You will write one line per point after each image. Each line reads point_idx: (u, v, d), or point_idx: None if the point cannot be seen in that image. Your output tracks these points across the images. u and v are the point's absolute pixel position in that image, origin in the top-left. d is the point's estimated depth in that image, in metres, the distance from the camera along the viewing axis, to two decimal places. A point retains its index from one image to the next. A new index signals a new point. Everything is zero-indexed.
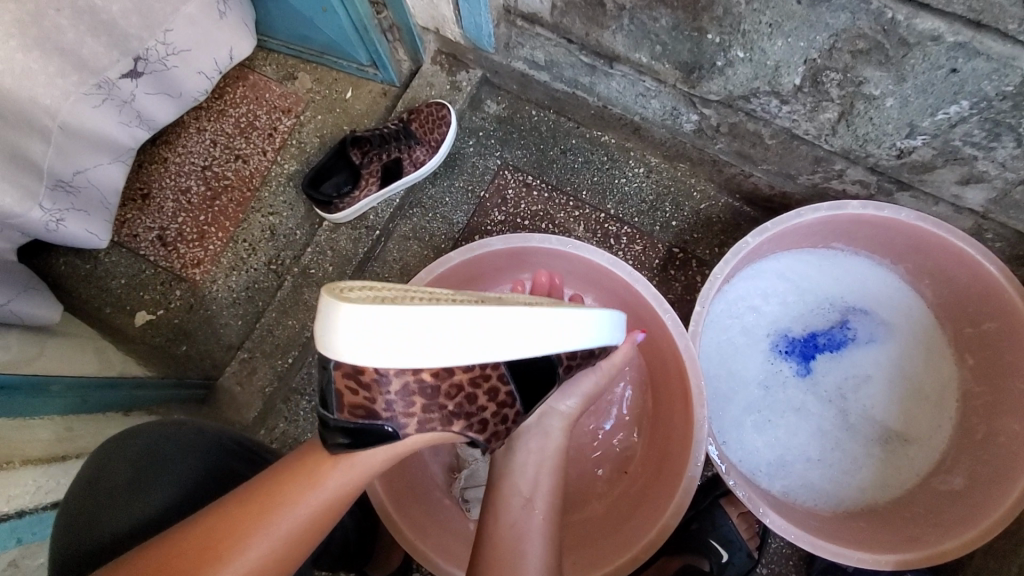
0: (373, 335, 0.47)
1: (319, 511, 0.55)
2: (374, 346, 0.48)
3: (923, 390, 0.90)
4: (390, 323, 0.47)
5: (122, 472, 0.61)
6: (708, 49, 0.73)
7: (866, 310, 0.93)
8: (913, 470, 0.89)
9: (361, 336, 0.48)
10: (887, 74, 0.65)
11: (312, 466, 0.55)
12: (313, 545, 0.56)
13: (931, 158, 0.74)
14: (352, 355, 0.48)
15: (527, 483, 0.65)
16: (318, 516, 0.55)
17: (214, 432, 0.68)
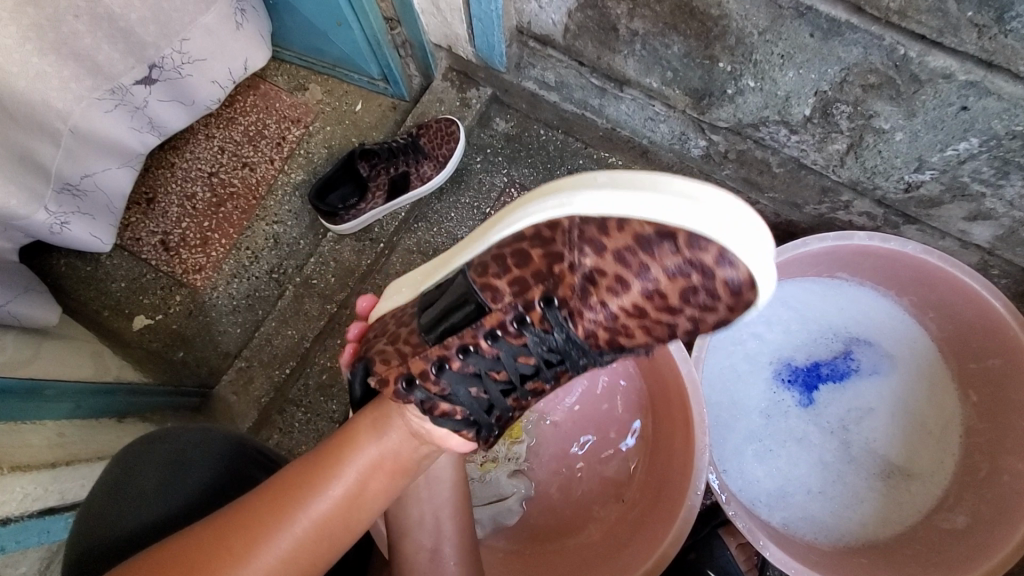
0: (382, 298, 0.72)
1: (343, 512, 0.56)
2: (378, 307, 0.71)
3: (927, 425, 0.90)
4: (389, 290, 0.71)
5: (148, 478, 0.60)
6: (719, 77, 0.73)
7: (870, 342, 0.92)
8: (915, 506, 0.87)
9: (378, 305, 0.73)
10: (898, 108, 0.65)
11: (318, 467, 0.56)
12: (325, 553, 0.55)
13: (939, 194, 0.74)
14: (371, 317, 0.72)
15: (428, 535, 0.70)
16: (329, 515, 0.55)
17: (238, 439, 0.66)
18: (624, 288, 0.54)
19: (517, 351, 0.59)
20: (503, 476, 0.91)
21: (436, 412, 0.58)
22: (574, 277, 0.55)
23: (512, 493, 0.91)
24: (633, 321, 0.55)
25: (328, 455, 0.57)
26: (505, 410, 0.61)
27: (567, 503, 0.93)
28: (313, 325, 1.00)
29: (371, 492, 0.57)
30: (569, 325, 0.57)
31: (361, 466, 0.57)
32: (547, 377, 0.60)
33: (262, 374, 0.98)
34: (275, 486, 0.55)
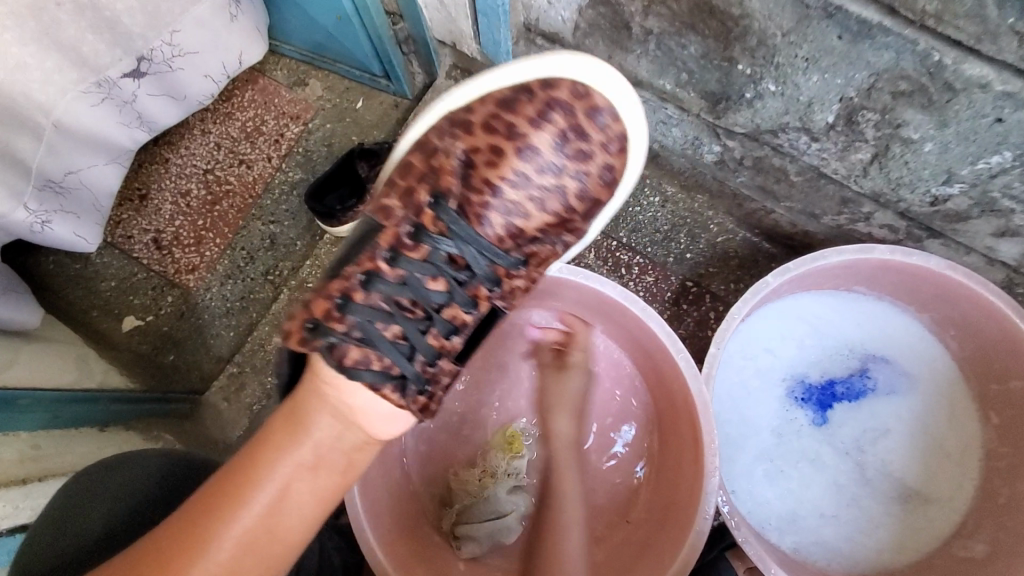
0: None
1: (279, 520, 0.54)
2: None
3: (945, 448, 0.86)
4: None
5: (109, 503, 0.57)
6: (738, 80, 0.69)
7: (887, 360, 0.89)
8: (932, 532, 0.84)
9: None
10: (929, 118, 0.61)
11: (233, 487, 0.53)
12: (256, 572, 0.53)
13: (967, 208, 0.70)
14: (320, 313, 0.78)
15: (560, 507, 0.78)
16: (251, 532, 0.53)
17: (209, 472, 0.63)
18: (505, 153, 0.63)
19: (424, 276, 0.63)
20: (501, 492, 0.86)
21: (350, 352, 0.59)
22: (451, 162, 0.64)
23: (511, 510, 0.85)
24: (522, 192, 0.63)
25: (246, 464, 0.54)
26: (428, 349, 0.62)
27: None
28: None
29: (308, 494, 0.56)
30: (462, 224, 0.63)
31: (292, 468, 0.55)
32: (461, 298, 0.64)
33: (253, 379, 0.96)
34: (186, 513, 0.52)
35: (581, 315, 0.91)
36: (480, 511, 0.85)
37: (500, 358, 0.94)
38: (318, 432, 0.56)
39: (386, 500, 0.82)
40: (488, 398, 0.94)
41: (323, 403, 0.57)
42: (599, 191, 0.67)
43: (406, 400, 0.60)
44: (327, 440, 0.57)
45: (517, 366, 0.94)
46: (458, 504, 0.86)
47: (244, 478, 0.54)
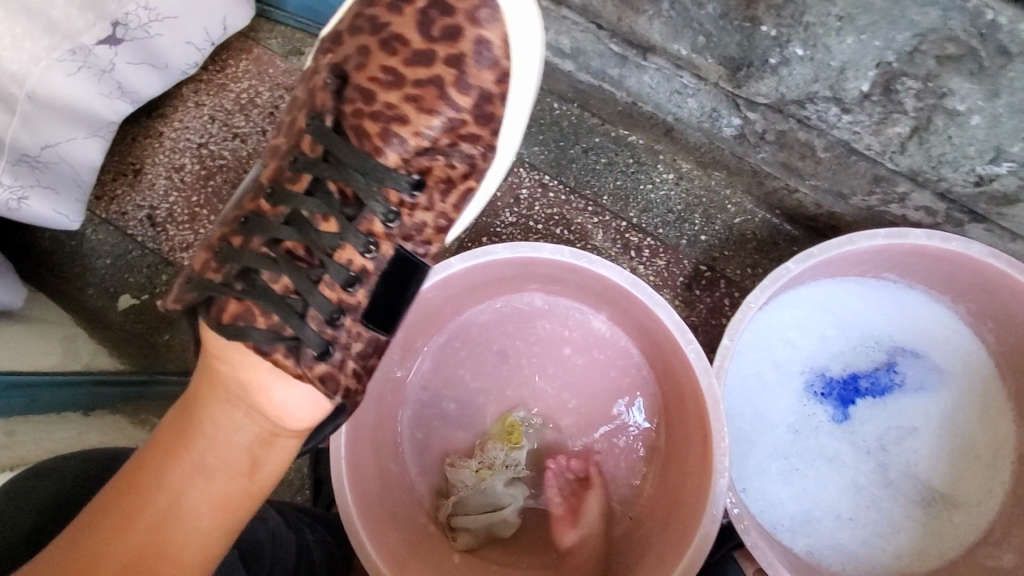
0: None
1: (173, 531, 0.54)
2: None
3: (977, 449, 0.79)
4: None
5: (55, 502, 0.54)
6: (761, 42, 0.62)
7: (918, 354, 0.82)
8: (958, 538, 0.78)
9: None
10: (978, 86, 0.55)
11: (123, 499, 0.53)
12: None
13: (1016, 189, 0.63)
14: None
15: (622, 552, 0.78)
16: (145, 539, 0.53)
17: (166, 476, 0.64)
18: (372, 49, 0.60)
19: (314, 217, 0.62)
20: (500, 484, 0.83)
21: (227, 307, 0.61)
22: (324, 75, 0.62)
23: (509, 503, 0.83)
24: (392, 96, 0.60)
25: (139, 474, 0.55)
26: (321, 299, 0.61)
27: None
28: None
29: (207, 498, 0.56)
30: (341, 150, 0.60)
31: (189, 471, 0.56)
32: (353, 238, 0.61)
33: None
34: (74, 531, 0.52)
35: (585, 300, 0.86)
36: (477, 503, 0.83)
37: (500, 345, 0.90)
38: (211, 428, 0.58)
39: (377, 489, 0.79)
40: (487, 385, 0.90)
41: (215, 400, 0.59)
42: (485, 77, 0.60)
43: (304, 368, 0.60)
44: (221, 438, 0.58)
45: (518, 352, 0.90)
46: (454, 495, 0.84)
47: (136, 487, 0.54)
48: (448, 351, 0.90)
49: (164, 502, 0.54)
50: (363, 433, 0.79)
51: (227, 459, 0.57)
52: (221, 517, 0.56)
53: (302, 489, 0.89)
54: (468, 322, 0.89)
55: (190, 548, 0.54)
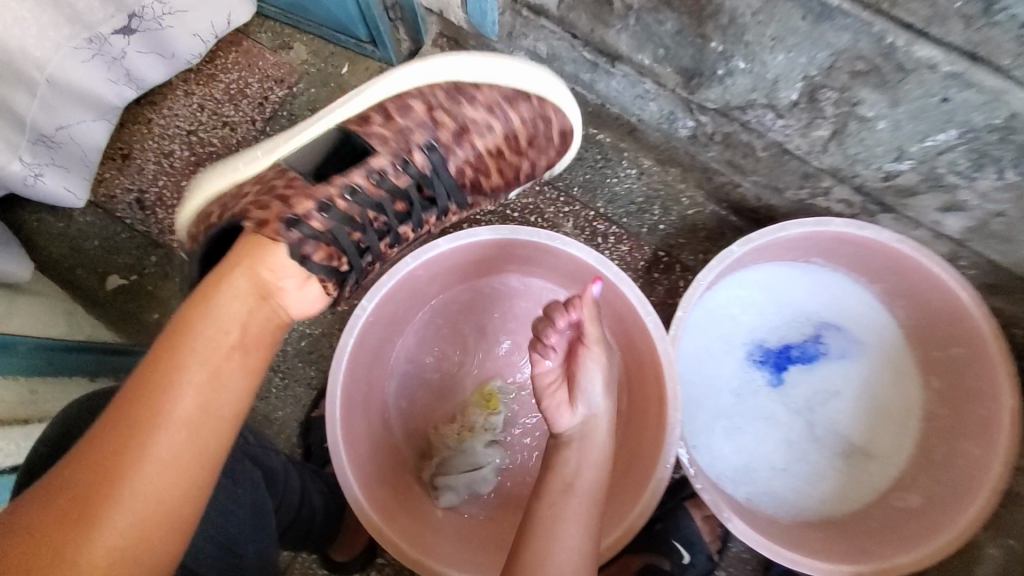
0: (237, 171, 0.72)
1: (185, 401, 0.53)
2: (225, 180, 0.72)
3: (889, 408, 0.93)
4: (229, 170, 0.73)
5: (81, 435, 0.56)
6: (710, 56, 0.73)
7: (840, 327, 0.96)
8: (873, 485, 0.91)
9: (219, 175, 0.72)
10: (882, 97, 0.65)
11: (157, 380, 0.53)
12: (205, 451, 0.53)
13: (916, 183, 0.74)
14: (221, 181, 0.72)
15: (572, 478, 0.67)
16: (191, 411, 0.53)
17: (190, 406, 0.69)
18: (489, 132, 0.77)
19: (395, 199, 0.72)
20: (479, 446, 0.92)
21: (317, 250, 0.64)
22: (451, 121, 0.74)
23: (487, 462, 0.92)
24: (490, 159, 0.79)
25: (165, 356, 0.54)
26: (376, 251, 0.73)
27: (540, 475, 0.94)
28: None
29: (211, 368, 0.55)
30: (446, 171, 0.76)
31: (190, 348, 0.55)
32: (415, 220, 0.76)
33: None
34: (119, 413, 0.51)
35: (557, 280, 0.95)
36: (458, 463, 0.91)
37: (479, 321, 0.99)
38: (233, 306, 0.58)
39: (368, 448, 0.86)
40: (466, 359, 0.98)
41: (235, 280, 0.59)
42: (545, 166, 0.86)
43: (342, 291, 0.70)
44: (244, 314, 0.59)
45: (495, 329, 0.99)
46: (436, 457, 0.92)
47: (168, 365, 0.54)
48: (432, 327, 0.98)
49: (168, 380, 0.53)
50: (355, 397, 0.86)
51: (227, 335, 0.57)
52: (230, 384, 0.56)
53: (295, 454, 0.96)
54: (450, 301, 0.98)
55: (220, 419, 0.55)
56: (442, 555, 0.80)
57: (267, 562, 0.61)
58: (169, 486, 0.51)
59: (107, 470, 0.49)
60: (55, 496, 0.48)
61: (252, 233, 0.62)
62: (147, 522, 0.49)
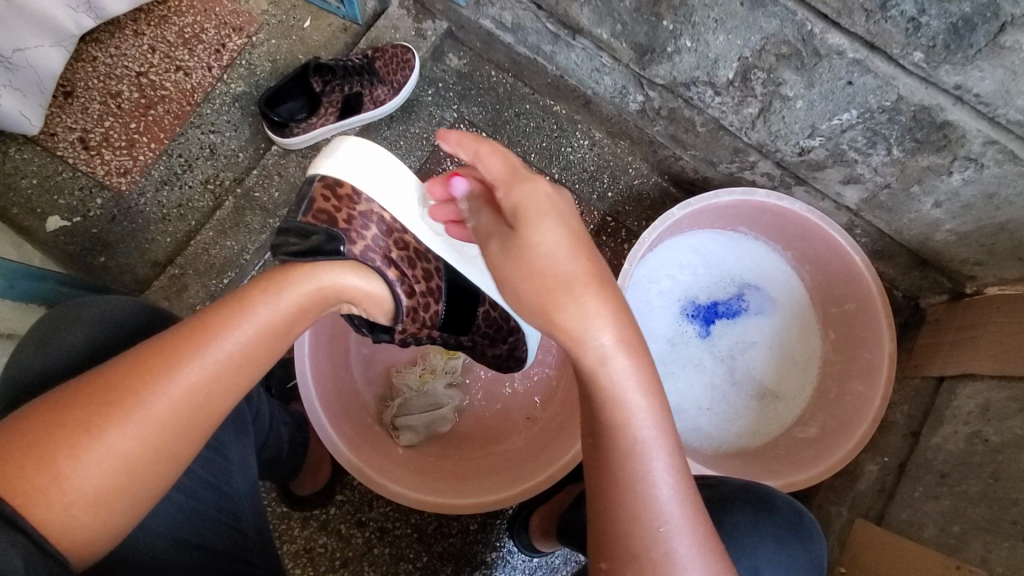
0: (369, 166, 0.66)
1: (222, 351, 0.50)
2: (352, 167, 0.65)
3: (795, 356, 1.08)
4: (376, 161, 0.66)
5: (71, 342, 0.59)
6: (662, 34, 0.82)
7: (759, 287, 1.10)
8: (780, 421, 1.05)
9: (354, 160, 0.66)
10: (801, 78, 0.77)
11: (202, 327, 0.51)
12: (227, 402, 0.52)
13: (824, 159, 0.88)
14: (343, 163, 0.65)
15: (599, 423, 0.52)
16: (227, 365, 0.51)
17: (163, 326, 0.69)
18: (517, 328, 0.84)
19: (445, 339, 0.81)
20: (440, 387, 0.98)
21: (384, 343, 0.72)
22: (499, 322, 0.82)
23: (447, 403, 0.98)
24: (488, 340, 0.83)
25: (216, 313, 0.52)
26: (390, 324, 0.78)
27: (496, 415, 1.03)
28: (253, 238, 0.99)
29: (263, 324, 0.53)
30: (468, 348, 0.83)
31: (248, 298, 0.53)
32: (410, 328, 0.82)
33: (196, 282, 0.97)
34: (154, 349, 0.49)
35: None
36: (419, 407, 0.97)
37: None
38: (290, 294, 0.55)
39: (334, 388, 0.90)
40: None
41: (308, 270, 0.58)
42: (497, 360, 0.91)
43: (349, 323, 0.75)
44: (296, 302, 0.56)
45: None
46: (398, 399, 0.97)
47: (218, 319, 0.51)
48: None
49: (211, 324, 0.51)
50: (321, 340, 0.89)
51: (292, 296, 0.55)
52: (275, 346, 0.54)
53: None
54: None
55: (243, 378, 0.52)
56: (405, 481, 0.85)
57: (245, 467, 0.65)
58: (185, 427, 0.49)
59: (121, 400, 0.47)
60: (50, 413, 0.46)
61: (338, 264, 0.60)
62: (140, 455, 0.47)
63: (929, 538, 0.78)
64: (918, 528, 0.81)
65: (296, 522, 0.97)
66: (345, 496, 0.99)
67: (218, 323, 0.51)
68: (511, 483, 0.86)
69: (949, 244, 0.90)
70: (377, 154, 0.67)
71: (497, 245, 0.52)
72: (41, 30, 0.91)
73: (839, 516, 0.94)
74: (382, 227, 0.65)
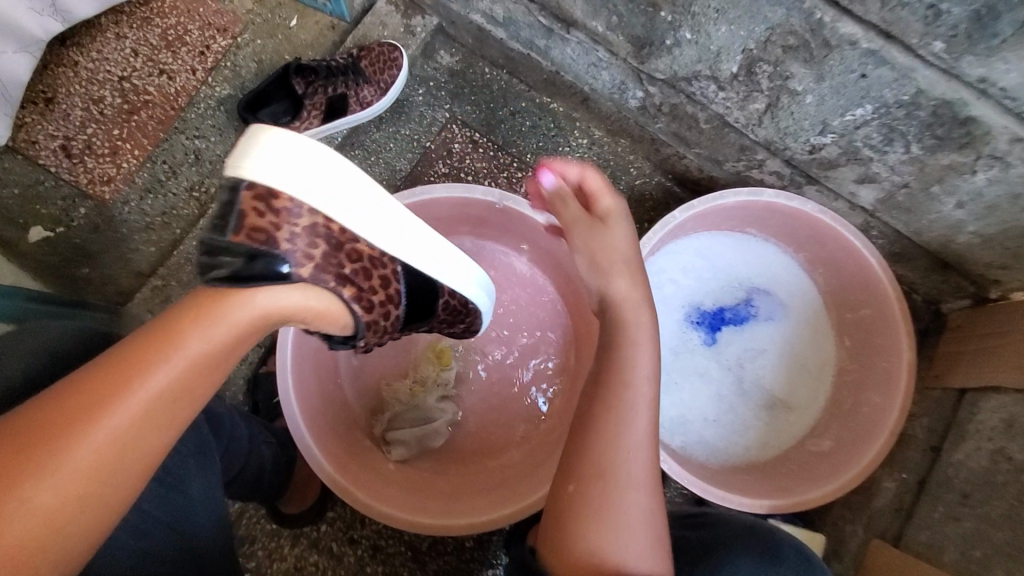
0: (300, 163, 0.53)
1: (152, 389, 0.44)
2: (282, 169, 0.52)
3: (808, 365, 1.02)
4: (307, 155, 0.53)
5: (25, 365, 0.55)
6: (660, 26, 0.77)
7: (768, 292, 1.04)
8: (792, 433, 1.00)
9: (281, 158, 0.53)
10: (810, 71, 0.71)
11: (128, 364, 0.44)
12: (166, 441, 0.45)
13: (837, 157, 0.82)
14: (269, 165, 0.52)
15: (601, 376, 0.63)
16: (162, 402, 0.45)
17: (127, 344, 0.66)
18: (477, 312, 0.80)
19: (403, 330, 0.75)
20: (432, 400, 0.95)
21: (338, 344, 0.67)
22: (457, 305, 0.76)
23: (440, 417, 0.94)
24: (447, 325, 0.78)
25: (144, 347, 0.45)
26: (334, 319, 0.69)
27: (494, 428, 0.98)
28: None
29: (200, 355, 0.47)
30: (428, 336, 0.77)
31: (177, 332, 0.47)
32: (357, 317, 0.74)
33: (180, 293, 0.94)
34: (74, 393, 0.42)
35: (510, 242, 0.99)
36: (410, 419, 0.93)
37: None
38: (227, 320, 0.49)
39: (321, 403, 0.87)
40: None
41: (248, 294, 0.50)
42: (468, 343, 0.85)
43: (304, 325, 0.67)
44: (237, 329, 0.49)
45: None
46: (388, 413, 0.94)
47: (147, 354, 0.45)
48: None
49: (130, 365, 0.44)
50: (306, 353, 0.86)
51: (229, 322, 0.49)
52: (211, 379, 0.48)
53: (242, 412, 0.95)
54: None
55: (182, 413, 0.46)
56: (392, 500, 0.81)
57: (216, 495, 0.61)
58: (119, 474, 0.43)
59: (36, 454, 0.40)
60: None
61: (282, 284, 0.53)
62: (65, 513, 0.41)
63: (949, 563, 0.73)
64: (937, 552, 0.75)
65: (286, 540, 0.95)
66: (337, 512, 0.96)
67: (139, 362, 0.44)
68: (505, 501, 0.82)
69: (973, 247, 0.84)
70: (306, 145, 0.54)
71: (584, 227, 0.69)
72: (3, 35, 0.90)
73: (854, 535, 0.89)
74: (331, 241, 0.55)
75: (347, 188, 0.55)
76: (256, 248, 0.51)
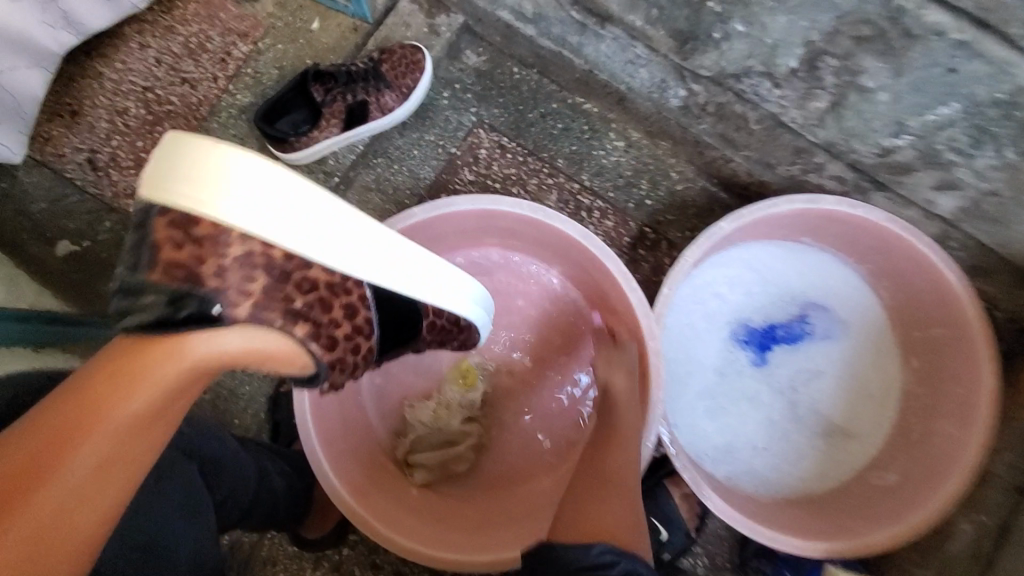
0: (261, 192, 0.47)
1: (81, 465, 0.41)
2: (240, 200, 0.46)
3: (869, 390, 0.92)
4: (266, 181, 0.47)
5: (25, 400, 0.52)
6: (707, 19, 0.70)
7: (825, 307, 0.94)
8: (853, 464, 0.90)
9: (237, 186, 0.46)
10: (885, 65, 0.63)
11: (50, 440, 0.41)
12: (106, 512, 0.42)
13: (912, 160, 0.72)
14: (224, 195, 0.46)
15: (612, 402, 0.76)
16: (93, 476, 0.41)
17: None
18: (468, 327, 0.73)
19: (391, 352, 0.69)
20: (456, 422, 0.90)
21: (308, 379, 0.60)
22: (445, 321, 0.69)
23: (465, 440, 0.89)
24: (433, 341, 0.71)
25: (65, 418, 0.42)
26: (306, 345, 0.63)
27: (524, 452, 0.92)
28: None
29: (129, 420, 0.43)
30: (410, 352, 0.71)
31: (97, 398, 0.43)
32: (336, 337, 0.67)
33: None
34: None
35: (540, 255, 0.92)
36: (434, 442, 0.88)
37: None
38: (158, 376, 0.44)
39: (340, 426, 0.83)
40: None
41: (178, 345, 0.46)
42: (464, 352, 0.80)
43: None
44: (170, 384, 0.45)
45: None
46: (410, 435, 0.89)
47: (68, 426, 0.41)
48: None
49: (54, 442, 0.41)
50: None
51: (159, 380, 0.44)
52: (146, 440, 0.44)
53: (262, 431, 0.93)
54: None
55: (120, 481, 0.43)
56: (414, 532, 0.77)
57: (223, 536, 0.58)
58: (57, 555, 0.40)
59: None
60: None
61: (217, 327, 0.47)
62: None
63: None
64: None
65: (307, 564, 0.92)
66: (359, 537, 0.92)
67: (60, 441, 0.41)
68: (531, 533, 0.77)
69: None
70: (262, 167, 0.47)
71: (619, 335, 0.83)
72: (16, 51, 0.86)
73: None
74: (275, 273, 0.49)
75: (315, 216, 0.49)
76: (180, 288, 0.46)
